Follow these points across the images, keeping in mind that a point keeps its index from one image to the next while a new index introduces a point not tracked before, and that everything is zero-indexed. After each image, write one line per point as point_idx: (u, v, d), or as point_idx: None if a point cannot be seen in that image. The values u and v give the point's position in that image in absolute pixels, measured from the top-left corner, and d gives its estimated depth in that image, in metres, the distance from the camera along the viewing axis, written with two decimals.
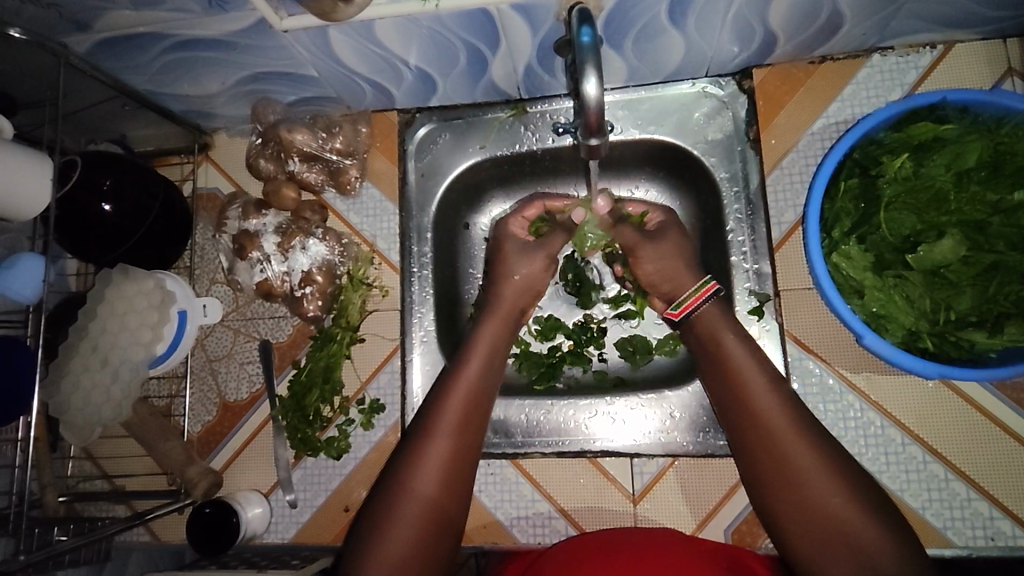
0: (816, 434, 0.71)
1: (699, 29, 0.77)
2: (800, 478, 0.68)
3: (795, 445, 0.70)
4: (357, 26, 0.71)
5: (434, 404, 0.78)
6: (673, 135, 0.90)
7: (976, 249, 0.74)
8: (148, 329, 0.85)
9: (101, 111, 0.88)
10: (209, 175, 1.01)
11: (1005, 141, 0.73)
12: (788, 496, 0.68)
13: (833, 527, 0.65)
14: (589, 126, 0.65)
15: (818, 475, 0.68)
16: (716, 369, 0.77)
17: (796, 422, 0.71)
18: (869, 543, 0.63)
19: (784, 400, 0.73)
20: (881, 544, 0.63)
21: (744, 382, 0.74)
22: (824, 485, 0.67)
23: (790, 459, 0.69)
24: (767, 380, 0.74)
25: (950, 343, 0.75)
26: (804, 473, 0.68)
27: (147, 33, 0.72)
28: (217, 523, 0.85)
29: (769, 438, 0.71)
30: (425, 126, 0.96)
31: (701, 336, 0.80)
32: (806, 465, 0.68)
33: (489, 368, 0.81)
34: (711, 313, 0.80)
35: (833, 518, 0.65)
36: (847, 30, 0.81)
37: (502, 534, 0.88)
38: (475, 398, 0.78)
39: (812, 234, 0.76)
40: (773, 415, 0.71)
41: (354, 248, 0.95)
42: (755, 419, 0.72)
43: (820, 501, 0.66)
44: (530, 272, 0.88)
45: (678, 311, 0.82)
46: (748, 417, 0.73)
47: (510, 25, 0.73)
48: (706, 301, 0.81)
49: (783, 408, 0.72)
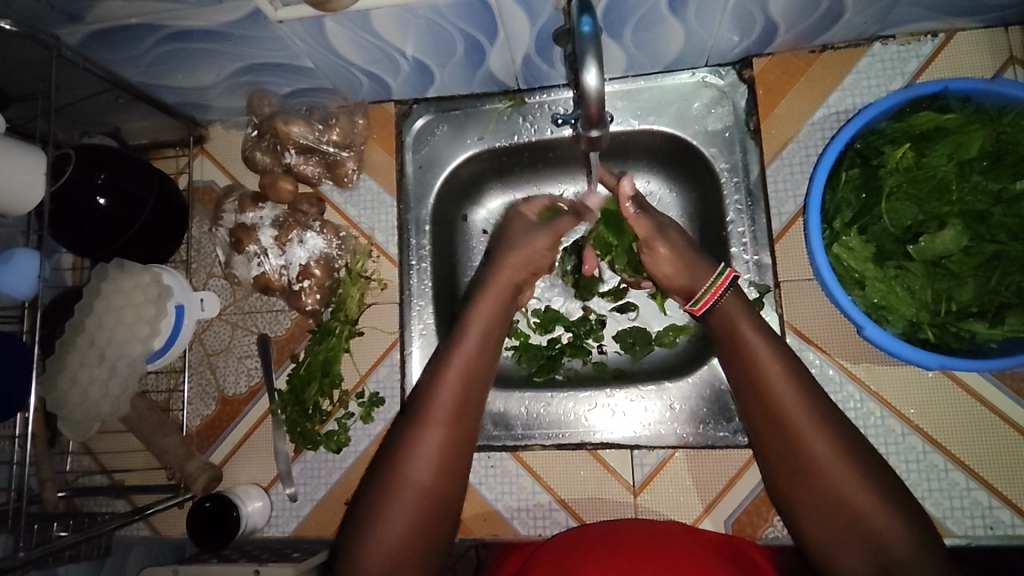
0: (831, 415, 0.70)
1: (699, 17, 0.76)
2: (815, 466, 0.68)
3: (814, 432, 0.69)
4: (353, 16, 0.70)
5: (422, 395, 0.77)
6: (673, 126, 0.90)
7: (977, 240, 0.74)
8: (144, 323, 0.84)
9: (94, 104, 0.87)
10: (204, 167, 1.00)
11: (1008, 130, 0.73)
12: (803, 486, 0.69)
13: (844, 518, 0.66)
14: (589, 118, 0.65)
15: (832, 461, 0.67)
16: (728, 347, 0.77)
17: (807, 405, 0.70)
18: (881, 537, 0.64)
19: (801, 384, 0.72)
20: (896, 538, 0.64)
21: (755, 361, 0.73)
22: (840, 473, 0.67)
23: (805, 447, 0.69)
24: (783, 364, 0.73)
25: (951, 333, 0.75)
26: (816, 462, 0.68)
27: (140, 24, 0.71)
28: (216, 517, 0.85)
29: (787, 426, 0.70)
30: (423, 117, 0.95)
31: (716, 320, 0.79)
32: (822, 451, 0.68)
33: (474, 358, 0.79)
34: (732, 305, 0.78)
35: (842, 504, 0.66)
36: (848, 18, 0.80)
37: (502, 526, 0.88)
38: (461, 386, 0.77)
39: (813, 225, 0.76)
40: (790, 403, 0.70)
41: (353, 241, 0.95)
42: (773, 406, 0.71)
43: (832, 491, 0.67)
44: None
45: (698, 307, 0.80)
46: (764, 406, 0.72)
47: (509, 14, 0.72)
48: (727, 291, 0.79)
49: (802, 395, 0.71)
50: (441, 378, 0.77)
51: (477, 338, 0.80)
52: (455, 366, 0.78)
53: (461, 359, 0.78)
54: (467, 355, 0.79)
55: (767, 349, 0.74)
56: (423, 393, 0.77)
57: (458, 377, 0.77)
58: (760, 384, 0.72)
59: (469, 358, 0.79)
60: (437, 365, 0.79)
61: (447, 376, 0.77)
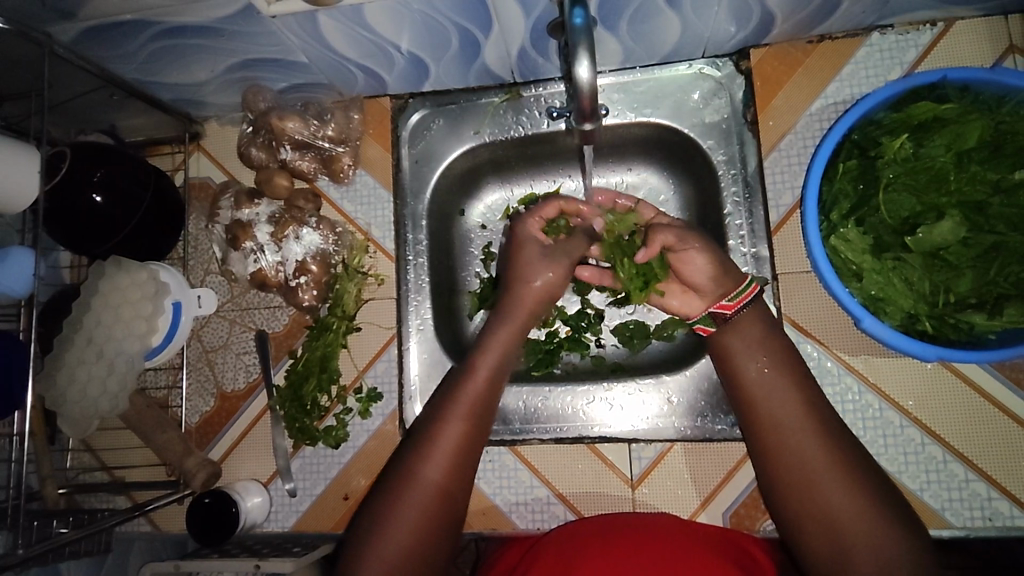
0: (838, 433, 0.71)
1: (695, 9, 0.75)
2: (817, 480, 0.68)
3: (820, 449, 0.69)
4: (346, 10, 0.69)
5: (448, 396, 0.78)
6: (670, 117, 0.89)
7: (976, 231, 0.73)
8: (142, 320, 0.84)
9: (90, 101, 0.87)
10: (200, 164, 1.00)
11: (1007, 119, 0.73)
12: (804, 500, 0.68)
13: (849, 532, 0.65)
14: (582, 111, 0.65)
15: (839, 476, 0.67)
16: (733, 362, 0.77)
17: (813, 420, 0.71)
18: (884, 549, 0.63)
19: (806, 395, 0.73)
20: (896, 547, 0.63)
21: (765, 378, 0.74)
22: (842, 486, 0.67)
23: (811, 460, 0.68)
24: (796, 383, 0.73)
25: (949, 325, 0.75)
26: (820, 476, 0.68)
27: (134, 20, 0.70)
28: (217, 512, 0.85)
29: (793, 439, 0.70)
30: (419, 112, 0.95)
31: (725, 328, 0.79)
32: (827, 464, 0.68)
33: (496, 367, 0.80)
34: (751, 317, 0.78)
35: (848, 521, 0.65)
36: (846, 8, 0.80)
37: (500, 520, 0.88)
38: (482, 397, 0.78)
39: (810, 216, 0.76)
40: (797, 416, 0.71)
41: (349, 237, 0.95)
42: (778, 420, 0.71)
43: (834, 503, 0.66)
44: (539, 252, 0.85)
45: (733, 304, 0.78)
46: (771, 421, 0.72)
47: (502, 6, 0.71)
48: (748, 305, 0.78)
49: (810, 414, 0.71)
50: (463, 383, 0.78)
51: (501, 347, 0.81)
52: (482, 373, 0.79)
53: (487, 369, 0.79)
54: (488, 366, 0.79)
55: (772, 360, 0.75)
56: (445, 398, 0.78)
57: (482, 379, 0.78)
58: (768, 398, 0.73)
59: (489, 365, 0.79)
60: (459, 374, 0.79)
61: (473, 381, 0.78)
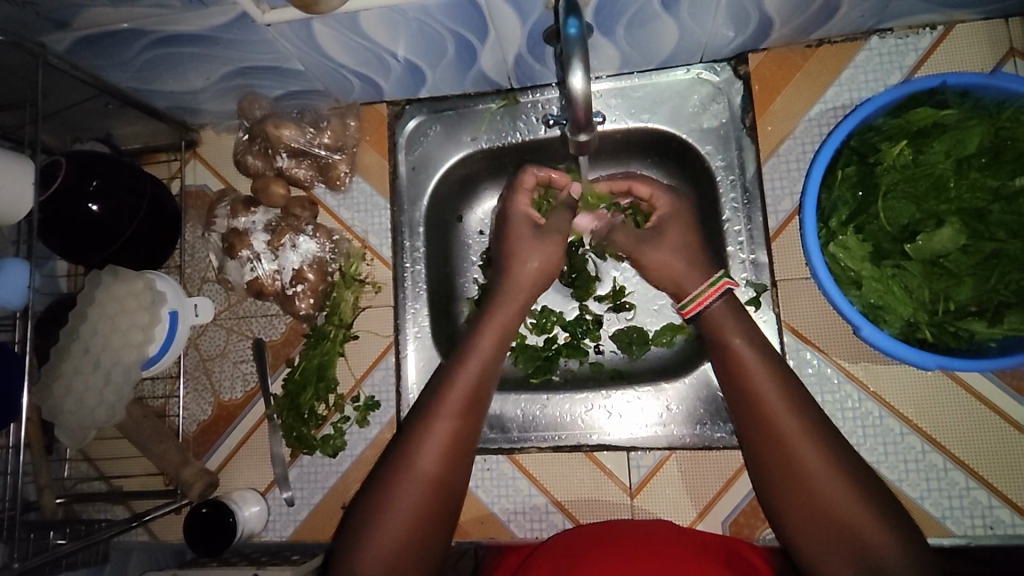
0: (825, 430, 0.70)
1: (692, 15, 0.75)
2: (806, 476, 0.68)
3: (809, 446, 0.69)
4: (341, 18, 0.69)
5: (431, 397, 0.77)
6: (668, 123, 0.89)
7: (976, 238, 0.73)
8: (138, 330, 0.84)
9: (85, 110, 0.87)
10: (197, 172, 1.00)
11: (1007, 126, 0.72)
12: (795, 497, 0.68)
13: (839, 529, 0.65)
14: (577, 121, 0.64)
15: (828, 473, 0.67)
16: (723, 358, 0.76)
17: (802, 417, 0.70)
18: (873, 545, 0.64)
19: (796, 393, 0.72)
20: (884, 545, 0.63)
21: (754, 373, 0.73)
22: (831, 483, 0.67)
23: (801, 458, 0.68)
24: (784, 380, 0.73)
25: (948, 333, 0.75)
26: (810, 472, 0.68)
27: (129, 29, 0.70)
28: (215, 522, 0.85)
29: (782, 436, 0.70)
30: (416, 118, 0.94)
31: (712, 323, 0.78)
32: (815, 461, 0.68)
33: (478, 366, 0.79)
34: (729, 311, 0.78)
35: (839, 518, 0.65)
36: (845, 12, 0.79)
37: (499, 529, 0.88)
38: (470, 391, 0.77)
39: (809, 225, 0.75)
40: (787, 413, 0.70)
41: (346, 244, 0.94)
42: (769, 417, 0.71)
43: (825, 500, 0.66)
44: (533, 257, 0.85)
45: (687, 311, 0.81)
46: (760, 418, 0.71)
47: (497, 13, 0.71)
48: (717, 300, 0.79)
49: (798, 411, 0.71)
50: (445, 382, 0.77)
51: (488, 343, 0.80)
52: (470, 368, 0.78)
53: (474, 364, 0.78)
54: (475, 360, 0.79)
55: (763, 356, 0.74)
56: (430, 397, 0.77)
57: (467, 376, 0.77)
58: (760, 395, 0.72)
59: (476, 367, 0.78)
60: (444, 372, 0.78)
61: (466, 374, 0.77)
